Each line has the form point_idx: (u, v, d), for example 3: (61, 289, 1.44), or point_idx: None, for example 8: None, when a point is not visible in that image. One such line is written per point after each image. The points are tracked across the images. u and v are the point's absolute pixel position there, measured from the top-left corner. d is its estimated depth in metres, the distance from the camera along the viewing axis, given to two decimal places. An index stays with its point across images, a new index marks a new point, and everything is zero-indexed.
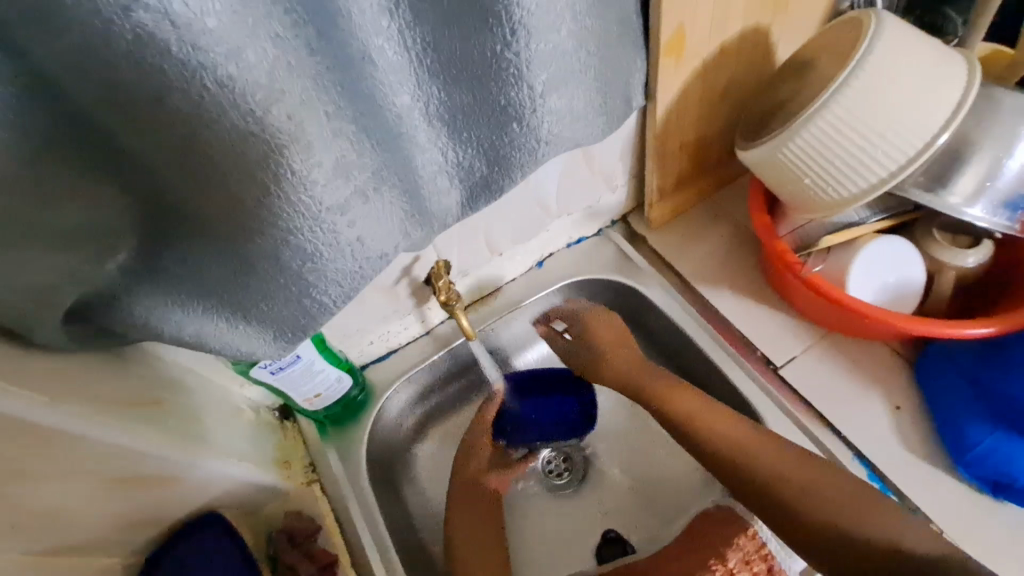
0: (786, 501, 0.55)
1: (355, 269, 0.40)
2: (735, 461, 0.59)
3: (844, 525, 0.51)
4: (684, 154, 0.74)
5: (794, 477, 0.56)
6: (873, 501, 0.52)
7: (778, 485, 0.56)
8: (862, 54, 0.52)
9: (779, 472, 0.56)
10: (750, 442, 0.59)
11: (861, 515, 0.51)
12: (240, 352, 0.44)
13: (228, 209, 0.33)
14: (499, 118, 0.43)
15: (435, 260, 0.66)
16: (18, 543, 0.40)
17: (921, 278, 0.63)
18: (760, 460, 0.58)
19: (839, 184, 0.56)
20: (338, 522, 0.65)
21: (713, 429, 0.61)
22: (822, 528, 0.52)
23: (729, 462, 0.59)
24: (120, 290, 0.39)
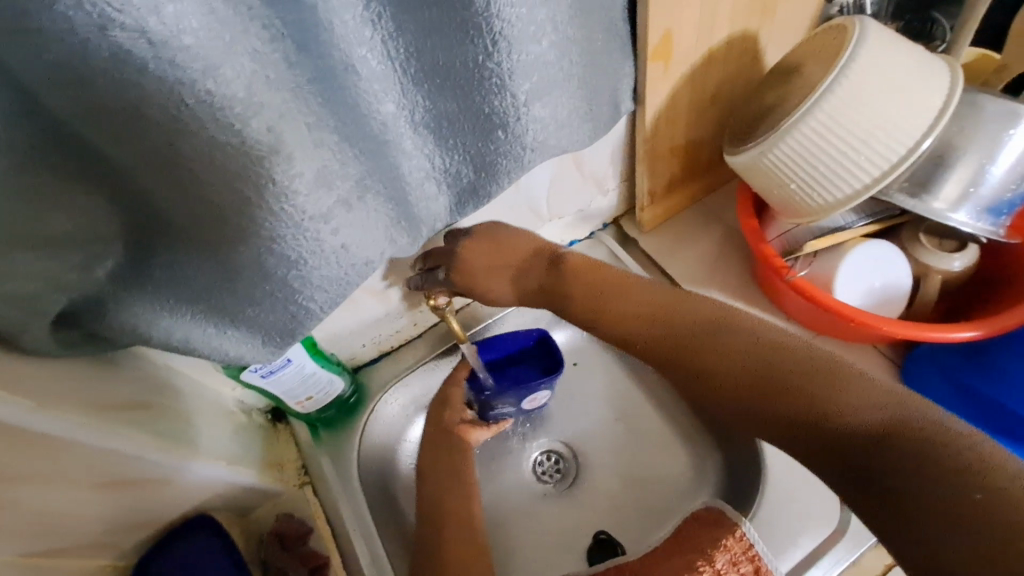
0: (739, 387, 0.50)
1: (341, 275, 0.41)
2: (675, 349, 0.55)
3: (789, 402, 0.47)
4: (674, 158, 0.75)
5: (743, 352, 0.51)
6: (832, 374, 0.46)
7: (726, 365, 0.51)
8: (846, 61, 0.52)
9: (721, 350, 0.52)
10: (694, 321, 0.54)
11: (818, 391, 0.46)
12: (229, 357, 0.44)
13: (211, 218, 0.34)
14: (484, 125, 0.44)
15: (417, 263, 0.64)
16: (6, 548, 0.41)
17: (908, 281, 0.63)
18: (700, 338, 0.53)
19: (824, 189, 0.57)
20: (329, 524, 0.65)
21: (622, 314, 0.58)
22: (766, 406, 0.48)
23: (665, 346, 0.55)
24: (109, 297, 0.39)
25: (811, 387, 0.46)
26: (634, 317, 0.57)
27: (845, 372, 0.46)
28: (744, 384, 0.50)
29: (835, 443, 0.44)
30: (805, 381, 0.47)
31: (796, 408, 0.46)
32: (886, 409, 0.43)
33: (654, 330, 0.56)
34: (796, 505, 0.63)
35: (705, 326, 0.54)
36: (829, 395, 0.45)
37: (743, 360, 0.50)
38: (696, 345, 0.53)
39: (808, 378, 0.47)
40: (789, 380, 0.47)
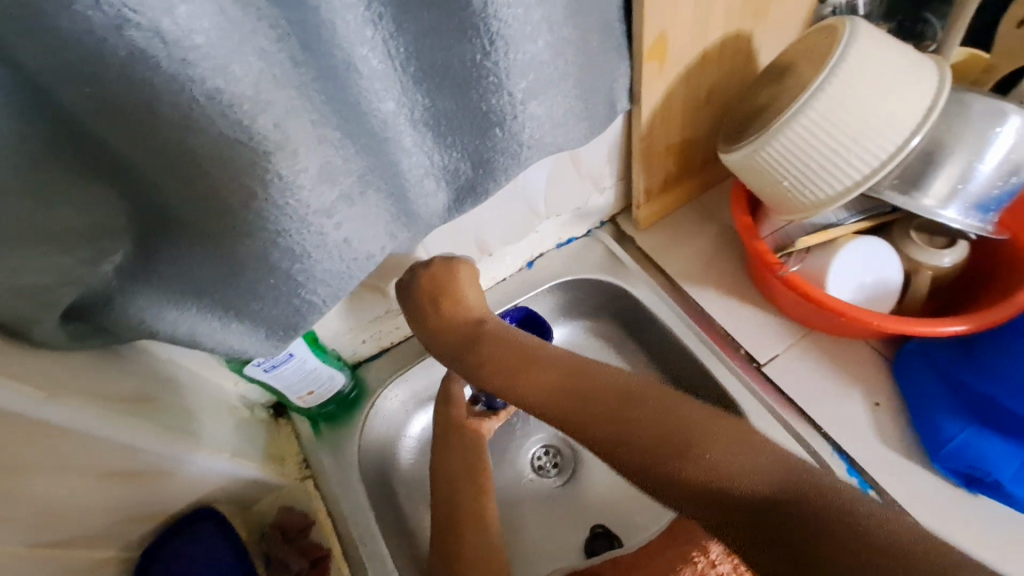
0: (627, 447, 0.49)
1: (343, 270, 0.42)
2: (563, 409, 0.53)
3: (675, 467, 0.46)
4: (670, 157, 0.76)
5: (620, 415, 0.50)
6: (701, 437, 0.47)
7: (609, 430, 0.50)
8: (835, 61, 0.53)
9: (605, 414, 0.51)
10: (600, 387, 0.53)
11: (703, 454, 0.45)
12: (233, 350, 0.45)
13: (219, 212, 0.35)
14: (481, 123, 0.45)
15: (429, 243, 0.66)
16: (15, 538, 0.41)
17: (898, 277, 0.64)
18: (592, 402, 0.52)
19: (816, 186, 0.58)
20: (329, 516, 0.66)
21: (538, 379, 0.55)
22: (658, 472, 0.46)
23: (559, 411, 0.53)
24: (116, 291, 0.40)
25: (699, 453, 0.46)
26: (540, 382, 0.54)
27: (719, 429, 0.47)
28: (654, 456, 0.47)
29: (745, 517, 0.42)
30: (693, 442, 0.46)
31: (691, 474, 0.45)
32: (772, 475, 0.43)
33: (553, 390, 0.54)
34: None
35: (605, 391, 0.52)
36: (716, 453, 0.45)
37: (640, 424, 0.49)
38: (594, 410, 0.51)
39: (707, 448, 0.46)
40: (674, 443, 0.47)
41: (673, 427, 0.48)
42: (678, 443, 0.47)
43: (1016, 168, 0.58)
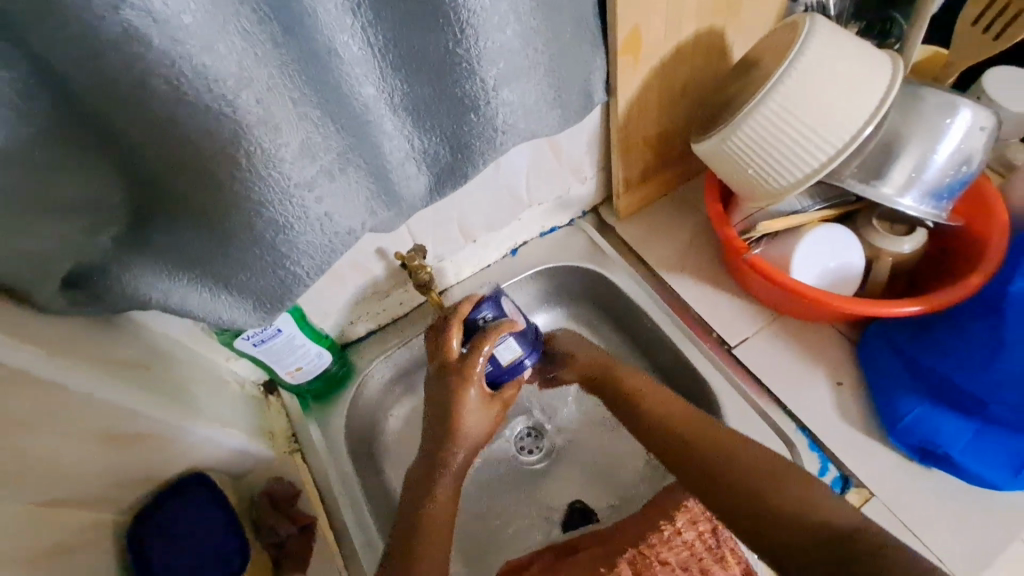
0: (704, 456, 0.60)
1: (326, 243, 0.45)
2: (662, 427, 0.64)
3: (739, 478, 0.56)
4: (647, 148, 0.79)
5: (705, 437, 0.61)
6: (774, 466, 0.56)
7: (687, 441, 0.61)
8: (795, 54, 0.57)
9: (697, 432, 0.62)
10: (697, 420, 0.63)
11: (764, 475, 0.55)
12: (222, 321, 0.49)
13: (207, 183, 0.38)
14: (457, 107, 0.48)
15: (396, 253, 0.70)
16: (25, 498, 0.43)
17: (860, 263, 0.68)
18: (695, 423, 0.62)
19: (779, 173, 0.61)
20: (316, 487, 0.69)
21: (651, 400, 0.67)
22: (722, 482, 0.57)
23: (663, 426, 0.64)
24: (113, 262, 0.44)
25: (765, 476, 0.55)
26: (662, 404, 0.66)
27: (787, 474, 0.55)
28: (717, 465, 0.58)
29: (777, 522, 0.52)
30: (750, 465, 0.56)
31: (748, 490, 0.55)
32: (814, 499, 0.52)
33: (662, 409, 0.65)
34: None
35: (698, 421, 0.63)
36: (778, 484, 0.54)
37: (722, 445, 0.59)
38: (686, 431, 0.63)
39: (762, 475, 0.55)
40: (751, 469, 0.56)
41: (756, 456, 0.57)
42: (749, 466, 0.56)
43: (968, 158, 0.61)
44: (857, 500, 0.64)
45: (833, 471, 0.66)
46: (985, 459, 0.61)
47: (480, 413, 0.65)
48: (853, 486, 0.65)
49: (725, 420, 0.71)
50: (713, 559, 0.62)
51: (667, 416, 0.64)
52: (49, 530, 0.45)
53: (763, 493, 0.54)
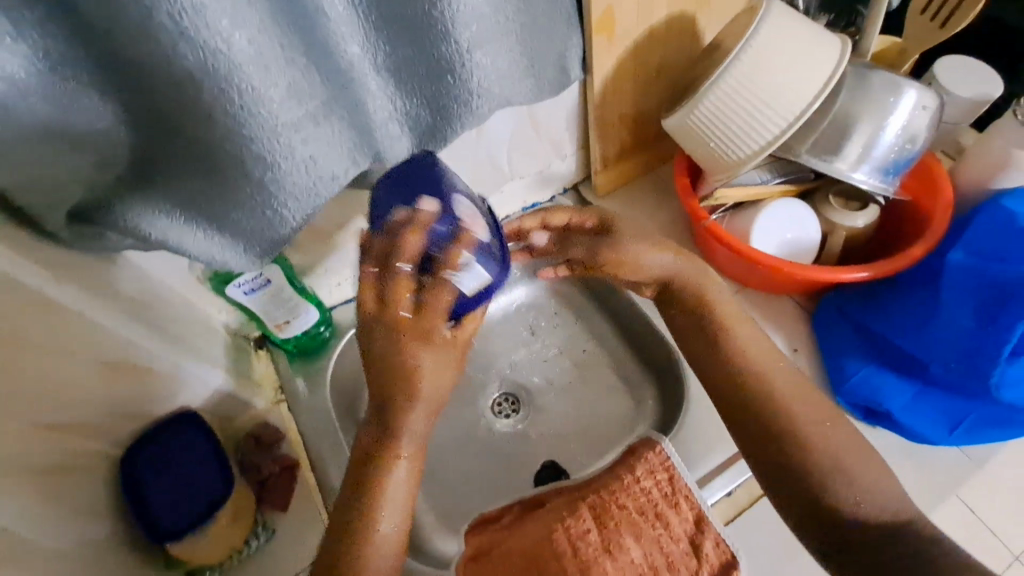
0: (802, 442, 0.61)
1: (309, 186, 0.49)
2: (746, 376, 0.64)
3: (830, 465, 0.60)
4: (624, 127, 0.84)
5: (805, 417, 0.62)
6: (855, 458, 0.60)
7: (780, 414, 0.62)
8: (750, 34, 0.62)
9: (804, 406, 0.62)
10: (805, 397, 0.63)
11: (850, 471, 0.59)
12: (214, 261, 0.53)
13: (203, 119, 0.42)
14: (436, 70, 0.52)
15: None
16: (26, 417, 0.47)
17: (816, 235, 0.72)
18: (793, 395, 0.63)
19: (737, 146, 0.66)
20: (300, 434, 0.74)
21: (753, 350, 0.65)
22: (800, 463, 0.61)
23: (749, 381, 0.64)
24: (115, 198, 0.48)
25: (855, 468, 0.59)
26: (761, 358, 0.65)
27: (868, 471, 0.59)
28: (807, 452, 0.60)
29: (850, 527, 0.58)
30: (833, 456, 0.60)
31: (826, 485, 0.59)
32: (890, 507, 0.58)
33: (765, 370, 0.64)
34: (768, 547, 0.67)
35: (804, 395, 0.63)
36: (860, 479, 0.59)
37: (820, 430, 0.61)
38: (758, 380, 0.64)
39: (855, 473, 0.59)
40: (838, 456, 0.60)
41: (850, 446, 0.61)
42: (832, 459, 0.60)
43: (912, 137, 0.66)
44: None
45: None
46: (923, 417, 0.65)
47: (451, 371, 0.55)
48: None
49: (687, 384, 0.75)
50: (667, 504, 0.67)
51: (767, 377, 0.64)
52: (48, 448, 0.49)
53: (825, 465, 0.60)
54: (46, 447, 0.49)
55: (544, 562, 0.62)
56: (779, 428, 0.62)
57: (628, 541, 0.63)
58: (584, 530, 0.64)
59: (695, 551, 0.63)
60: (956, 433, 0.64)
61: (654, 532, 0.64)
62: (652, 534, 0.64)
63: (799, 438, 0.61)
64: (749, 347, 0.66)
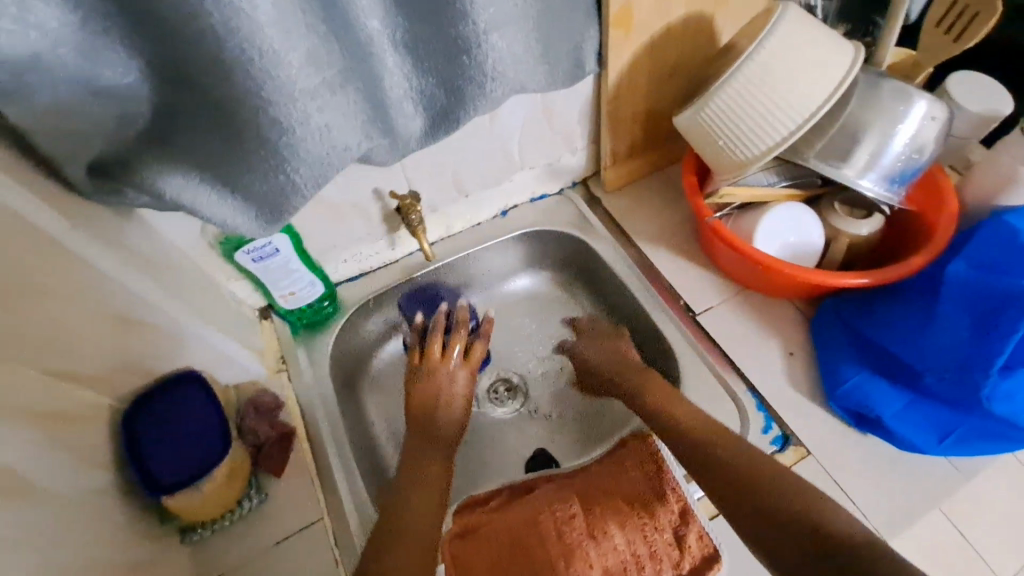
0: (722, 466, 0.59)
1: (322, 155, 0.51)
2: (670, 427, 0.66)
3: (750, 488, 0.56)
4: (636, 124, 0.85)
5: (724, 452, 0.60)
6: (762, 475, 0.56)
7: (701, 451, 0.61)
8: (764, 35, 0.63)
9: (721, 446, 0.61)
10: (717, 439, 0.61)
11: (757, 482, 0.55)
12: (225, 224, 0.54)
13: (223, 80, 0.43)
14: (453, 49, 0.54)
15: (392, 192, 0.76)
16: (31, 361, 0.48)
17: (819, 241, 0.73)
18: (709, 435, 0.62)
19: (746, 145, 0.66)
20: (298, 403, 0.75)
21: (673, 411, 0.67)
22: (727, 488, 0.58)
23: (674, 431, 0.66)
24: (135, 154, 0.49)
25: (768, 484, 0.55)
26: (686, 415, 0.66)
27: (776, 484, 0.55)
28: (727, 478, 0.58)
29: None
30: (750, 475, 0.57)
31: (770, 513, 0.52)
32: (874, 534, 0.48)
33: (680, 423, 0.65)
34: None
35: (721, 437, 0.62)
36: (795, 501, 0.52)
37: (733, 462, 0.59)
38: (682, 429, 0.65)
39: (762, 488, 0.55)
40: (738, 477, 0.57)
41: (777, 479, 0.55)
42: (748, 477, 0.56)
43: (920, 147, 0.67)
44: (794, 457, 0.69)
45: (776, 430, 0.71)
46: (914, 426, 0.66)
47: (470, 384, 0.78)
48: (793, 444, 0.70)
49: (683, 380, 0.76)
50: (656, 498, 0.67)
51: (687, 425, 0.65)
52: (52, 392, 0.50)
53: (765, 481, 0.55)
54: (50, 392, 0.50)
55: (534, 548, 0.63)
56: (704, 458, 0.61)
57: (612, 528, 0.64)
58: (569, 515, 0.66)
59: (678, 542, 0.63)
60: (945, 444, 0.64)
61: (640, 520, 0.65)
62: (638, 522, 0.65)
63: (725, 460, 0.59)
64: (675, 405, 0.68)
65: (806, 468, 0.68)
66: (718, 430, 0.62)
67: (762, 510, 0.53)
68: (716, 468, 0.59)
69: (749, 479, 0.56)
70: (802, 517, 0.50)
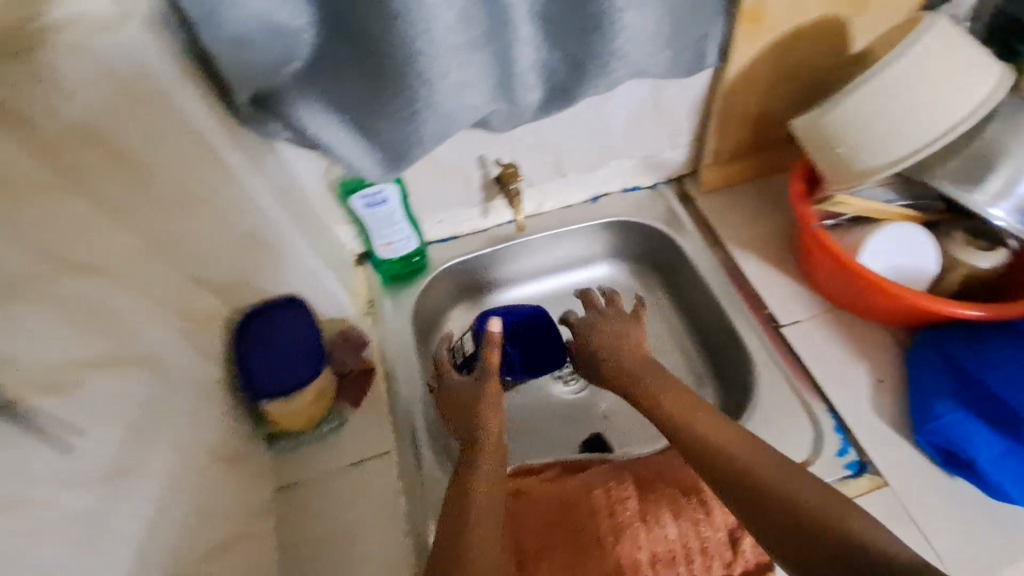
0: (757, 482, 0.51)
1: (451, 108, 0.56)
2: (688, 435, 0.58)
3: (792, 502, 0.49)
4: (746, 125, 0.83)
5: (756, 459, 0.53)
6: (806, 497, 0.49)
7: (730, 460, 0.54)
8: (905, 45, 0.61)
9: (752, 455, 0.53)
10: (748, 447, 0.54)
11: (802, 504, 0.48)
12: (353, 166, 0.60)
13: (382, 30, 0.48)
14: (587, 25, 0.56)
15: (496, 160, 0.80)
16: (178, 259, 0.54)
17: (934, 268, 0.70)
18: (737, 446, 0.55)
19: (870, 155, 0.64)
20: (380, 345, 0.80)
21: (694, 418, 0.59)
22: (763, 500, 0.50)
23: (696, 438, 0.57)
24: (291, 91, 0.53)
25: (819, 503, 0.48)
26: (709, 425, 0.57)
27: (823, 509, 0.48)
28: (762, 494, 0.51)
29: None
30: (792, 492, 0.49)
31: (823, 541, 0.46)
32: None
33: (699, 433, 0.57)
34: None
35: (747, 444, 0.55)
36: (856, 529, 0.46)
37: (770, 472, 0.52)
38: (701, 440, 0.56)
39: (809, 506, 0.48)
40: (779, 495, 0.50)
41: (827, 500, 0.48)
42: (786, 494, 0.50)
43: None
44: (868, 485, 0.66)
45: (851, 454, 0.68)
46: (1011, 475, 0.61)
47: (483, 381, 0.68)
48: (869, 472, 0.67)
49: (757, 388, 0.74)
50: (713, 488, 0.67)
51: (707, 430, 0.57)
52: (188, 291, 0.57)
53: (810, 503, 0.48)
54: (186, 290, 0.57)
55: (565, 518, 0.66)
56: (737, 469, 0.53)
57: (666, 517, 0.65)
58: (624, 496, 0.66)
59: (732, 544, 0.64)
60: None
61: (694, 514, 0.65)
62: (693, 515, 0.65)
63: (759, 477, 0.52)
64: (693, 411, 0.59)
65: (879, 499, 0.65)
66: (742, 441, 0.55)
67: (797, 535, 0.47)
68: (748, 481, 0.52)
69: (792, 500, 0.49)
70: (857, 548, 0.45)
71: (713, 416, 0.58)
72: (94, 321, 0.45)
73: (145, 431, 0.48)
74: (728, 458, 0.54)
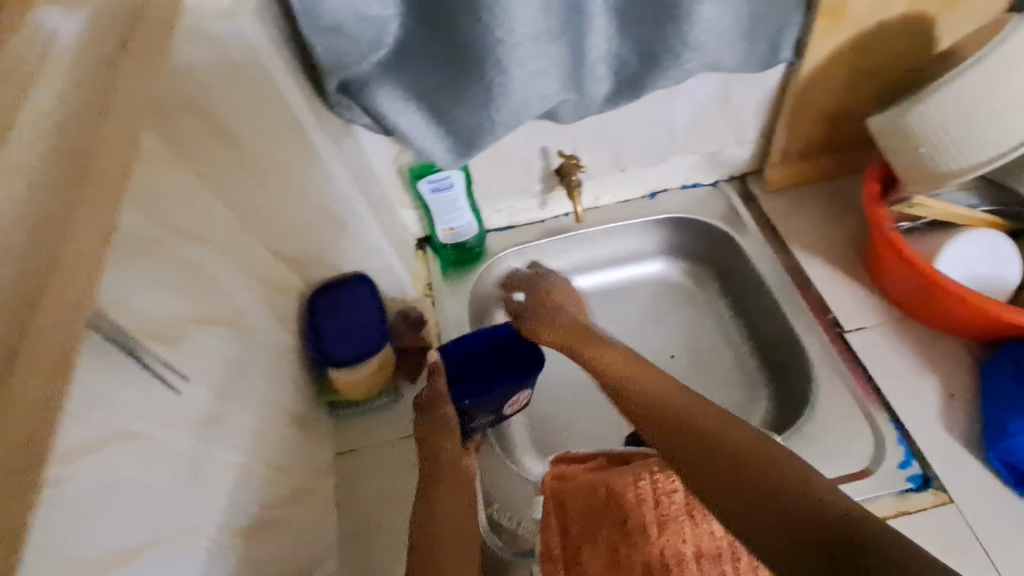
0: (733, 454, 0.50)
1: (524, 97, 0.58)
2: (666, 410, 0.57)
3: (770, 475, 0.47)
4: (818, 124, 0.81)
5: (734, 435, 0.52)
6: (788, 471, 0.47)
7: (701, 433, 0.53)
8: (1006, 35, 0.56)
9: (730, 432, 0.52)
10: (726, 426, 0.53)
11: (777, 476, 0.47)
12: (426, 152, 0.62)
13: (467, 18, 0.51)
14: (662, 16, 0.57)
15: (558, 151, 0.81)
16: None
17: (1014, 279, 0.67)
18: (715, 423, 0.54)
19: (951, 156, 0.61)
20: (436, 327, 0.83)
21: (669, 397, 0.58)
22: (733, 469, 0.49)
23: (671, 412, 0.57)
24: (371, 79, 0.56)
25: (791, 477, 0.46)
26: (681, 405, 0.57)
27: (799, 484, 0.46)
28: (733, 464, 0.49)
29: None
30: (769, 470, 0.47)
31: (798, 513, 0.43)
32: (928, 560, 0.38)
33: (671, 408, 0.57)
34: None
35: (728, 424, 0.54)
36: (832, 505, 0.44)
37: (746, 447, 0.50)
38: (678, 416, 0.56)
39: (784, 479, 0.46)
40: (751, 466, 0.48)
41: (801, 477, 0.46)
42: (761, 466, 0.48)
43: None
44: (932, 500, 0.63)
45: (915, 468, 0.66)
46: None
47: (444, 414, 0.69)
48: (934, 487, 0.64)
49: (815, 394, 0.72)
50: None
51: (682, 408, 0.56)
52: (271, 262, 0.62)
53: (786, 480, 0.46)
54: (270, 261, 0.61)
55: (602, 507, 0.67)
56: (711, 442, 0.52)
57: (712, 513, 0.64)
58: (671, 489, 0.66)
59: None
60: None
61: None
62: None
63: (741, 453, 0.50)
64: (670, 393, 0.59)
65: (942, 515, 0.62)
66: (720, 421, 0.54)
67: (767, 505, 0.45)
68: (721, 451, 0.51)
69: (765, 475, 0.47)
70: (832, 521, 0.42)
71: (694, 400, 0.57)
72: (198, 282, 0.50)
73: (233, 385, 0.52)
74: (703, 432, 0.53)
